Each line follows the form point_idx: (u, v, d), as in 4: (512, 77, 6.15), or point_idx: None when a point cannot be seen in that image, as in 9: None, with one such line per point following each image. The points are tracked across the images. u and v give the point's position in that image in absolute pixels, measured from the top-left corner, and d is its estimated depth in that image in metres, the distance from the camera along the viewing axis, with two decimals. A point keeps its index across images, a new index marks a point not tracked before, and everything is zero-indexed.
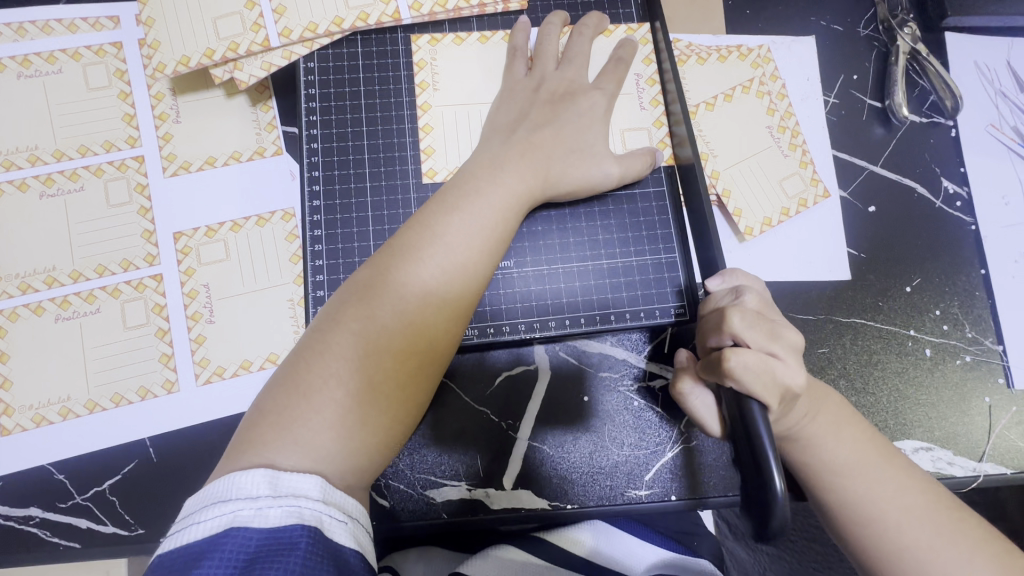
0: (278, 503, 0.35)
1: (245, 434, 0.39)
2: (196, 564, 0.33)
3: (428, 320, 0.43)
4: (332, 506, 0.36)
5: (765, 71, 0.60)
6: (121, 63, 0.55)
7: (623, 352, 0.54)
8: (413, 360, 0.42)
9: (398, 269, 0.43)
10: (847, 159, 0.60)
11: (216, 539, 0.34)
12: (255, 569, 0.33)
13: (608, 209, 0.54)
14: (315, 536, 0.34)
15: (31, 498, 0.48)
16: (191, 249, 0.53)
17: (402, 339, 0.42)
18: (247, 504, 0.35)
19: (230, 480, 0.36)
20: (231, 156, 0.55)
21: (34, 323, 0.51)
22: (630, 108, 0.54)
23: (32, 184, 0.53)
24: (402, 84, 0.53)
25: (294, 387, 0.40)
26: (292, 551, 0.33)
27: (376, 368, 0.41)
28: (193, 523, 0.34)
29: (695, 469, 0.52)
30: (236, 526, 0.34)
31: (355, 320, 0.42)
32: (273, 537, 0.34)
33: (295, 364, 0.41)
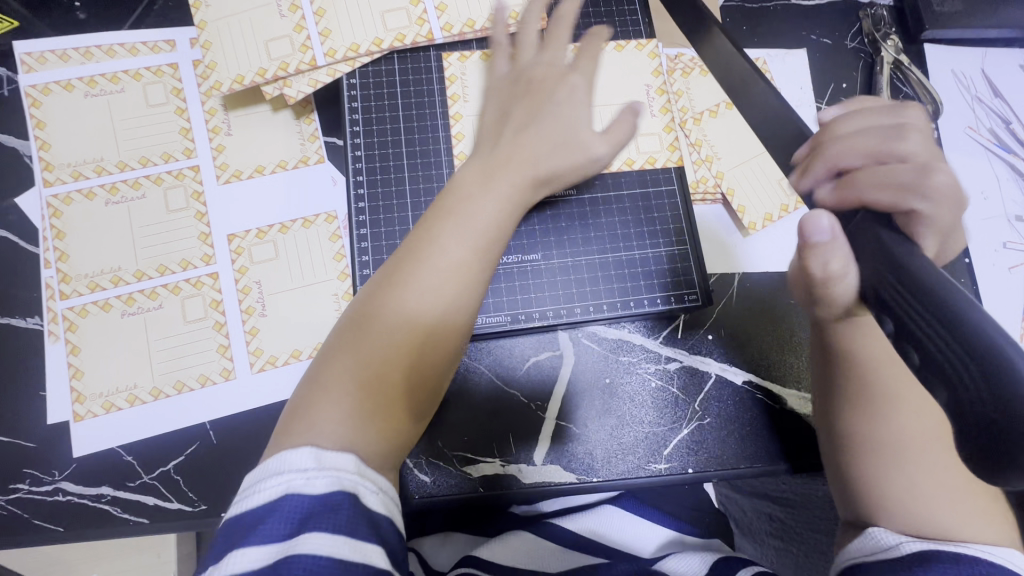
0: (323, 474, 0.39)
1: (283, 427, 0.43)
2: (257, 525, 0.37)
3: (440, 316, 0.47)
4: (366, 478, 0.40)
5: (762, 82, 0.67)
6: (178, 82, 0.61)
7: (641, 337, 0.59)
8: (426, 353, 0.46)
9: (410, 270, 0.47)
10: None
11: (274, 503, 0.38)
12: (307, 525, 0.37)
13: (624, 206, 0.59)
14: (355, 502, 0.38)
15: (102, 479, 0.53)
16: (244, 249, 0.58)
17: (417, 335, 0.46)
18: (296, 474, 0.38)
19: (281, 456, 0.40)
20: (278, 165, 0.60)
21: (102, 318, 0.56)
22: (642, 115, 0.60)
23: (99, 193, 0.58)
24: (436, 97, 0.59)
25: (325, 368, 0.45)
26: (338, 512, 0.37)
27: (392, 360, 0.45)
28: (254, 491, 0.39)
29: (709, 443, 0.57)
30: (289, 493, 0.38)
31: (374, 321, 0.46)
32: (320, 503, 0.37)
33: (325, 348, 0.46)
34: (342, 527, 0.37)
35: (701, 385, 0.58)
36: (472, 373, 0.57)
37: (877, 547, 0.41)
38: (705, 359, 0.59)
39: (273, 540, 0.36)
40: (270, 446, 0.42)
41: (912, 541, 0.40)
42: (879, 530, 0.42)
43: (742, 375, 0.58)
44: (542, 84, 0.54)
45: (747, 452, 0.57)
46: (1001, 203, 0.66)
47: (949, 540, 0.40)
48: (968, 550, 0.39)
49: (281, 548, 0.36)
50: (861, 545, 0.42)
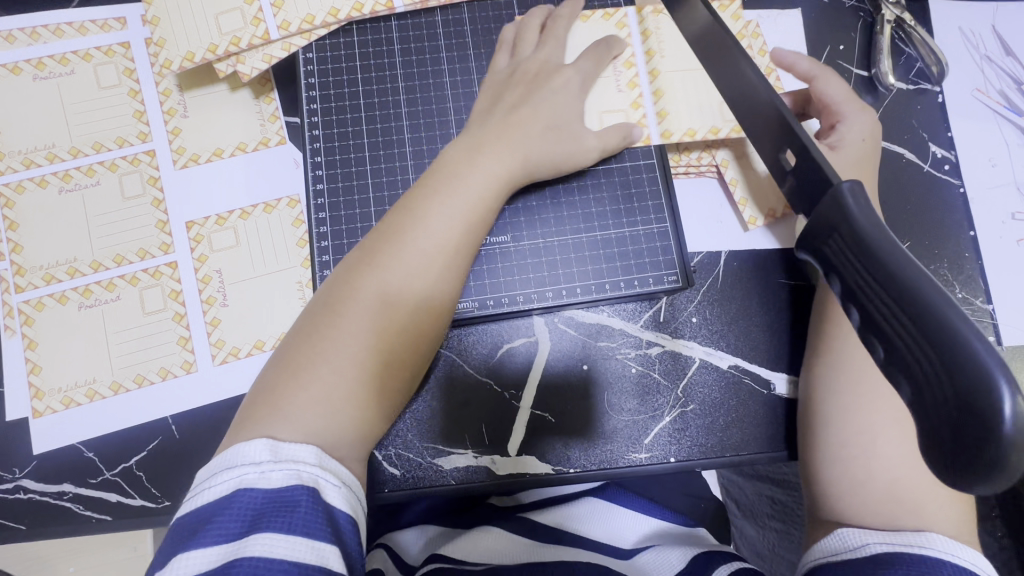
0: (279, 467, 0.37)
1: (244, 415, 0.41)
2: (207, 524, 0.34)
3: (410, 303, 0.45)
4: (327, 472, 0.38)
5: (752, 42, 0.62)
6: (130, 62, 0.58)
7: (620, 322, 0.56)
8: (391, 344, 0.43)
9: (384, 255, 0.45)
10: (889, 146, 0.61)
11: (224, 501, 0.35)
12: (259, 524, 0.34)
13: (601, 182, 0.56)
14: (313, 496, 0.36)
15: (63, 476, 0.51)
16: (203, 236, 0.56)
17: (384, 322, 0.43)
18: (251, 469, 0.36)
19: (237, 450, 0.37)
20: (237, 147, 0.57)
21: (59, 311, 0.54)
22: (608, 89, 0.56)
23: (51, 181, 0.56)
24: (397, 71, 0.56)
25: (292, 366, 0.41)
26: (293, 509, 0.35)
27: (359, 351, 0.42)
28: (205, 489, 0.36)
29: (692, 431, 0.54)
30: (242, 488, 0.36)
31: (343, 305, 0.43)
32: (274, 497, 0.35)
33: (295, 346, 0.43)
34: (298, 527, 0.34)
35: (684, 370, 0.55)
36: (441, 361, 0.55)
37: (843, 546, 0.42)
38: (688, 343, 0.56)
39: (223, 540, 0.34)
40: (228, 438, 0.40)
41: (880, 543, 0.41)
42: (847, 531, 0.43)
43: (727, 359, 0.55)
44: (538, 77, 0.53)
45: (734, 440, 0.54)
46: (1010, 171, 0.61)
47: (913, 540, 0.40)
48: (931, 553, 0.39)
49: (231, 548, 0.33)
50: (829, 545, 0.43)
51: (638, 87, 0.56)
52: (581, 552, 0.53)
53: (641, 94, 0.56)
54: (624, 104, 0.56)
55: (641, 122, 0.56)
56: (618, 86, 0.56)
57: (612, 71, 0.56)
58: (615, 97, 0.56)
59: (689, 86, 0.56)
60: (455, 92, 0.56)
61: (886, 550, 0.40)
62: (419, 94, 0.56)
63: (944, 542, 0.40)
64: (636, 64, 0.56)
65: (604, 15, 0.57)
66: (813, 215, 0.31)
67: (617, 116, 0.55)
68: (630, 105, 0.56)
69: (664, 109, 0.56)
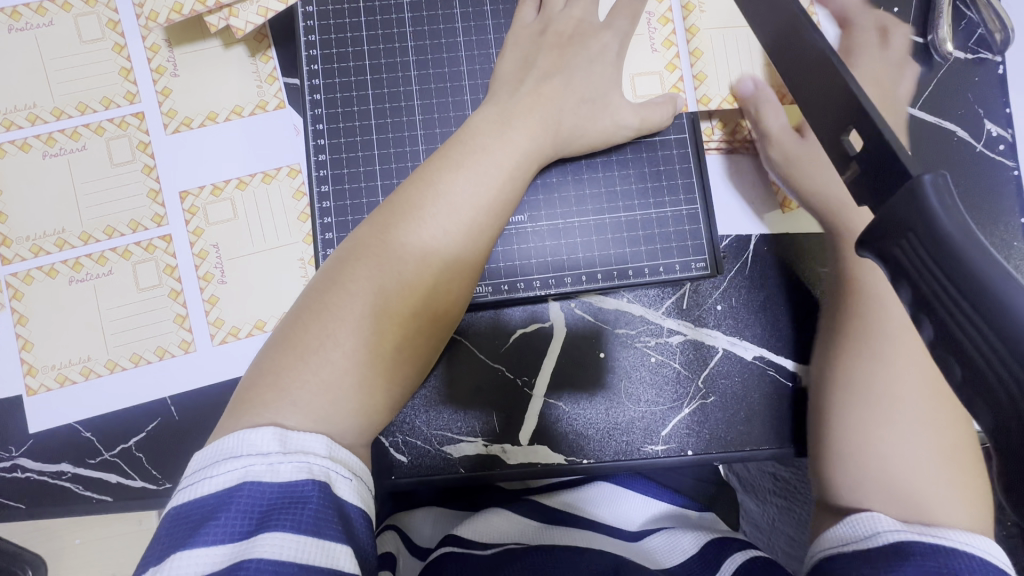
0: (288, 458, 0.32)
1: (242, 392, 0.35)
2: (208, 520, 0.30)
3: (429, 283, 0.40)
4: (339, 464, 0.33)
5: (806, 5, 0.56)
6: (114, 13, 0.53)
7: (640, 308, 0.53)
8: (405, 331, 0.39)
9: (392, 230, 0.40)
10: (935, 123, 0.56)
11: (227, 495, 0.31)
12: (268, 523, 0.30)
13: (627, 157, 0.51)
14: (326, 492, 0.31)
15: (61, 455, 0.50)
16: (198, 208, 0.52)
17: (400, 300, 0.38)
18: (257, 459, 0.31)
19: (240, 436, 0.32)
20: (232, 111, 0.53)
21: (49, 285, 0.51)
22: (641, 50, 0.52)
23: (34, 144, 0.52)
24: (406, 28, 0.51)
25: (290, 346, 0.36)
26: (304, 506, 0.30)
27: (372, 336, 0.37)
28: (203, 479, 0.31)
29: (711, 424, 0.52)
30: (247, 482, 0.31)
31: (357, 279, 0.38)
32: (283, 494, 0.31)
33: (291, 323, 0.38)
34: (309, 527, 0.30)
35: (706, 361, 0.52)
36: (452, 345, 0.52)
37: (852, 536, 0.37)
38: (712, 333, 0.53)
39: (226, 539, 0.29)
40: (220, 422, 0.35)
41: (893, 532, 0.36)
42: (859, 519, 0.38)
43: (753, 350, 0.52)
44: (573, 38, 0.48)
45: (756, 434, 0.52)
46: None
47: (930, 531, 0.35)
48: (948, 543, 0.34)
49: (235, 549, 0.29)
50: (836, 535, 0.38)
51: (675, 46, 0.52)
52: (591, 537, 0.49)
53: (677, 55, 0.52)
54: (658, 66, 0.52)
55: (677, 86, 0.52)
56: (653, 45, 0.52)
57: (645, 27, 0.52)
58: (648, 57, 0.52)
59: (724, 42, 0.52)
60: (469, 54, 0.51)
61: (899, 540, 0.35)
62: (430, 55, 0.51)
63: (962, 533, 0.35)
64: (672, 20, 0.52)
65: None
66: (881, 212, 0.24)
67: (652, 79, 0.51)
68: (665, 67, 0.52)
69: (702, 72, 0.52)
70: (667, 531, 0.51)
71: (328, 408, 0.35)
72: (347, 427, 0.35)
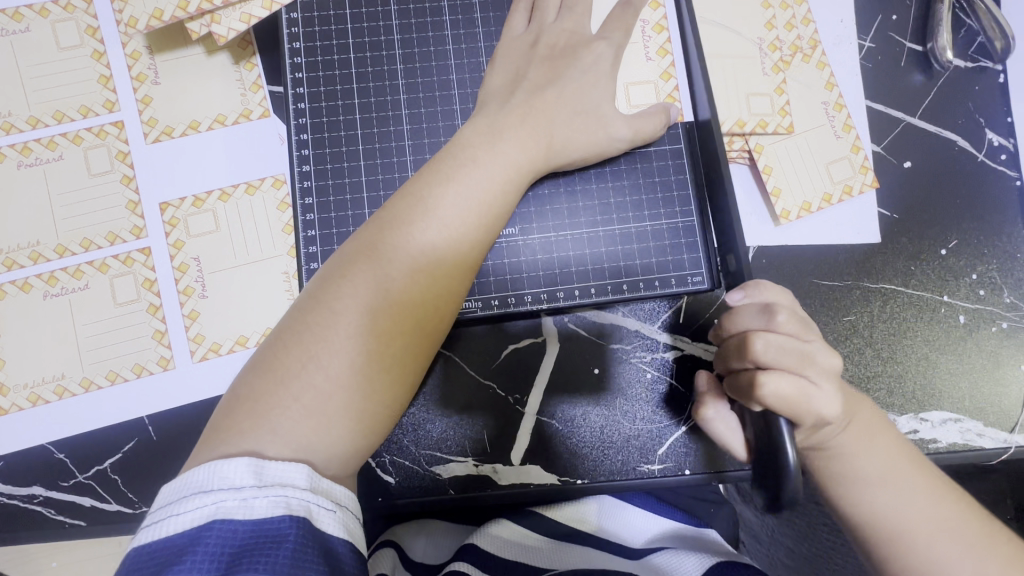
0: (263, 493, 0.30)
1: (219, 418, 0.34)
2: (173, 562, 0.28)
3: (417, 302, 0.38)
4: (320, 496, 0.31)
5: (786, 53, 0.54)
6: (92, 19, 0.51)
7: (636, 323, 0.51)
8: (392, 353, 0.37)
9: (379, 247, 0.38)
10: (935, 132, 0.55)
11: (195, 535, 0.29)
12: (240, 566, 0.28)
13: (621, 168, 0.50)
14: (304, 528, 0.30)
15: (34, 478, 0.48)
16: (179, 220, 0.50)
17: (388, 320, 0.37)
18: (229, 495, 0.29)
19: (211, 468, 0.30)
20: (215, 120, 0.51)
21: (22, 300, 0.49)
22: (635, 58, 0.50)
23: (9, 154, 0.50)
24: (394, 35, 0.49)
25: (269, 369, 0.35)
26: (281, 547, 0.29)
27: (357, 358, 0.36)
28: (170, 516, 0.29)
29: (709, 442, 0.50)
30: (219, 520, 0.29)
31: (342, 298, 0.37)
32: (258, 533, 0.29)
33: (271, 344, 0.36)
34: (286, 569, 0.28)
35: None
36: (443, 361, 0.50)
37: None
38: (710, 348, 0.51)
39: None
40: (196, 451, 0.33)
41: None
42: None
43: None
44: (565, 48, 0.47)
45: None
46: None
47: None
48: None
49: None
50: None
51: (669, 56, 0.51)
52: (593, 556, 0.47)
53: (672, 63, 0.51)
54: (652, 75, 0.50)
55: (672, 96, 0.50)
56: (646, 55, 0.50)
57: (639, 36, 0.51)
58: (642, 66, 0.50)
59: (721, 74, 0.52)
60: (459, 62, 0.50)
61: None
62: (419, 63, 0.49)
63: None
64: (667, 28, 0.51)
65: None
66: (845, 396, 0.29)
67: (646, 89, 0.50)
68: (660, 75, 0.50)
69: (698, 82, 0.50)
70: (671, 550, 0.49)
71: (311, 434, 0.33)
72: (330, 455, 0.34)
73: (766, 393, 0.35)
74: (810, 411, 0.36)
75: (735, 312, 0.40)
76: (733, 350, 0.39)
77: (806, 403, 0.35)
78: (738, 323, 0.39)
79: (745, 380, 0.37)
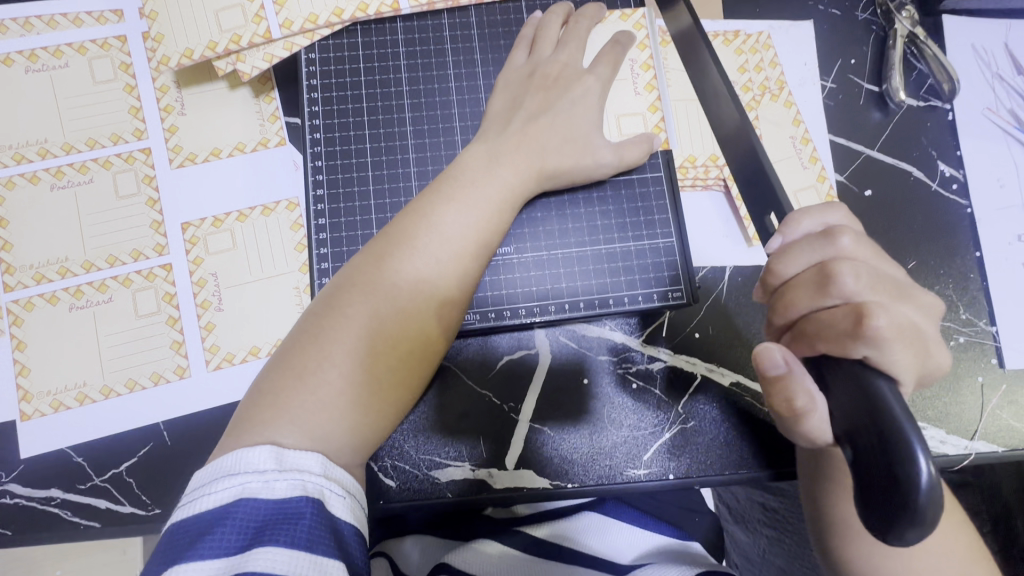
0: (283, 476, 0.33)
1: (243, 414, 0.37)
2: (204, 535, 0.31)
3: (422, 309, 0.42)
4: (333, 482, 0.35)
5: (756, 94, 0.60)
6: (126, 56, 0.56)
7: (622, 336, 0.56)
8: (399, 357, 0.41)
9: (388, 259, 0.42)
10: (892, 163, 0.61)
11: (223, 511, 0.32)
12: (262, 537, 0.31)
13: (607, 194, 0.55)
14: (319, 508, 0.33)
15: (52, 481, 0.50)
16: (199, 239, 0.54)
17: (396, 326, 0.41)
18: (254, 476, 0.33)
19: (239, 454, 0.34)
20: (236, 147, 0.56)
21: (49, 312, 0.53)
22: (624, 93, 0.55)
23: (44, 177, 0.54)
24: (401, 73, 0.55)
25: (288, 370, 0.38)
26: (298, 522, 0.32)
27: (368, 360, 0.39)
28: (202, 496, 0.33)
29: (691, 448, 0.54)
30: (245, 498, 0.32)
31: (355, 305, 0.40)
32: (278, 510, 0.32)
33: (290, 348, 0.39)
34: (302, 541, 0.31)
35: (686, 386, 0.55)
36: (442, 372, 0.54)
37: None
38: (691, 359, 0.55)
39: (222, 553, 0.31)
40: (222, 443, 0.36)
41: None
42: None
43: (729, 376, 0.55)
44: (558, 82, 0.52)
45: (735, 458, 0.53)
46: (1018, 192, 0.60)
47: None
48: None
49: (230, 563, 0.30)
50: None
51: (656, 90, 0.55)
52: None
53: (659, 97, 0.55)
54: (641, 108, 0.55)
55: (658, 126, 0.55)
56: (635, 89, 0.55)
57: (628, 73, 0.55)
58: (632, 99, 0.55)
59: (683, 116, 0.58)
60: (460, 97, 0.55)
61: None
62: (424, 98, 0.54)
63: None
64: (653, 66, 0.55)
65: (621, 15, 0.56)
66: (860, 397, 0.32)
67: (635, 120, 0.55)
68: (648, 108, 0.55)
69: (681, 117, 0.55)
70: (654, 564, 0.51)
71: (327, 427, 0.37)
72: (343, 448, 0.37)
73: (880, 324, 0.34)
74: (921, 343, 0.36)
75: (790, 252, 0.38)
76: (809, 285, 0.37)
77: (913, 332, 0.35)
78: (797, 261, 0.38)
79: (841, 315, 0.35)
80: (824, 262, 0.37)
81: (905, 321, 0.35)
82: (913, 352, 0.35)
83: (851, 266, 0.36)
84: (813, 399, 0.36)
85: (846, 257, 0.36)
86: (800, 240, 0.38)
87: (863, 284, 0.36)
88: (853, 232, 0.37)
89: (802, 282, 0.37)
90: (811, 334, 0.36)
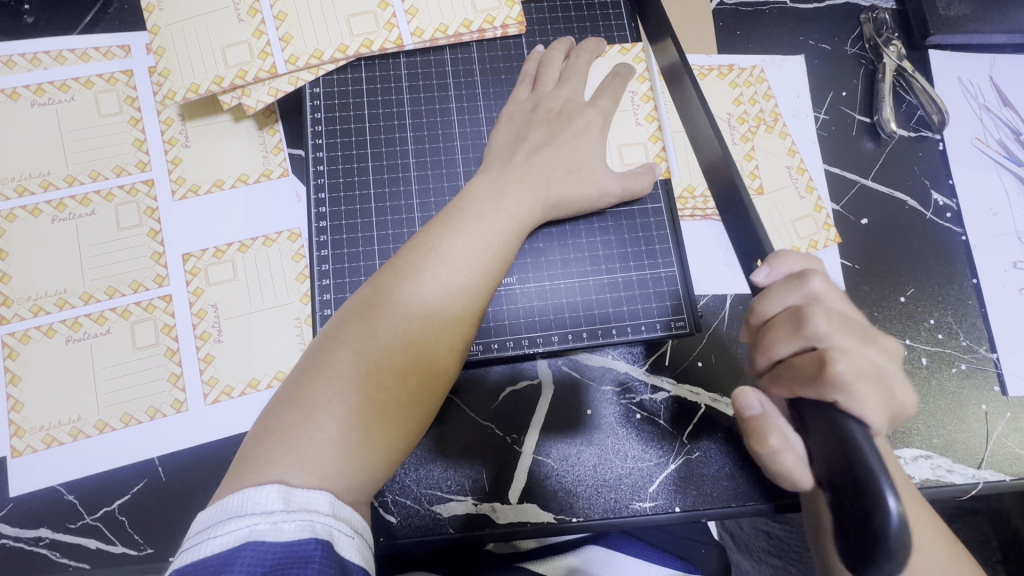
0: (292, 517, 0.32)
1: (247, 452, 0.36)
2: None
3: (429, 341, 0.42)
4: (341, 522, 0.34)
5: (752, 125, 0.62)
6: (132, 90, 0.57)
7: (625, 365, 0.55)
8: (406, 391, 0.40)
9: (394, 291, 0.42)
10: (886, 192, 0.62)
11: (229, 556, 0.31)
12: None
13: (608, 224, 0.55)
14: (328, 550, 0.32)
15: (41, 520, 0.49)
16: (199, 269, 0.54)
17: (403, 357, 0.40)
18: (262, 518, 0.32)
19: (246, 494, 0.33)
20: (238, 178, 0.56)
21: (45, 345, 0.52)
22: (626, 124, 0.56)
23: (45, 210, 0.54)
24: (404, 107, 0.56)
25: (293, 405, 0.38)
26: (307, 566, 0.31)
27: (372, 395, 0.39)
28: (207, 539, 0.32)
29: (696, 480, 0.53)
30: (253, 541, 0.31)
31: (360, 338, 0.40)
32: (287, 553, 0.31)
33: (294, 382, 0.39)
34: None
35: (690, 416, 0.54)
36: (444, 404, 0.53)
37: None
38: (694, 389, 0.55)
39: None
40: (224, 482, 0.36)
41: None
42: None
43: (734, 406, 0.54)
44: (561, 115, 0.53)
45: (742, 490, 0.53)
46: (1011, 220, 0.61)
47: None
48: None
49: None
50: None
51: (656, 121, 0.56)
52: None
53: (659, 128, 0.56)
54: (643, 137, 0.56)
55: (659, 156, 0.55)
56: (636, 120, 0.56)
57: (629, 104, 0.56)
58: (634, 130, 0.56)
59: (682, 148, 0.58)
60: (462, 130, 0.56)
61: None
62: (426, 131, 0.55)
63: None
64: (653, 98, 0.56)
65: (621, 49, 0.58)
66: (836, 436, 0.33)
67: (637, 149, 0.55)
68: (649, 138, 0.56)
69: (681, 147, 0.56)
70: None
71: (333, 465, 0.36)
72: (350, 485, 0.36)
73: (849, 370, 0.34)
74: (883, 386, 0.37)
75: (770, 292, 0.38)
76: (786, 326, 0.37)
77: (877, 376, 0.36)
78: (775, 301, 0.38)
79: (809, 359, 0.36)
80: (802, 304, 0.37)
81: (869, 365, 0.36)
82: (878, 395, 0.35)
83: (827, 311, 0.36)
84: (787, 439, 0.39)
85: (820, 300, 0.37)
86: (777, 283, 0.39)
87: (835, 328, 0.36)
88: (826, 276, 0.38)
89: (780, 323, 0.38)
90: (786, 377, 0.37)
